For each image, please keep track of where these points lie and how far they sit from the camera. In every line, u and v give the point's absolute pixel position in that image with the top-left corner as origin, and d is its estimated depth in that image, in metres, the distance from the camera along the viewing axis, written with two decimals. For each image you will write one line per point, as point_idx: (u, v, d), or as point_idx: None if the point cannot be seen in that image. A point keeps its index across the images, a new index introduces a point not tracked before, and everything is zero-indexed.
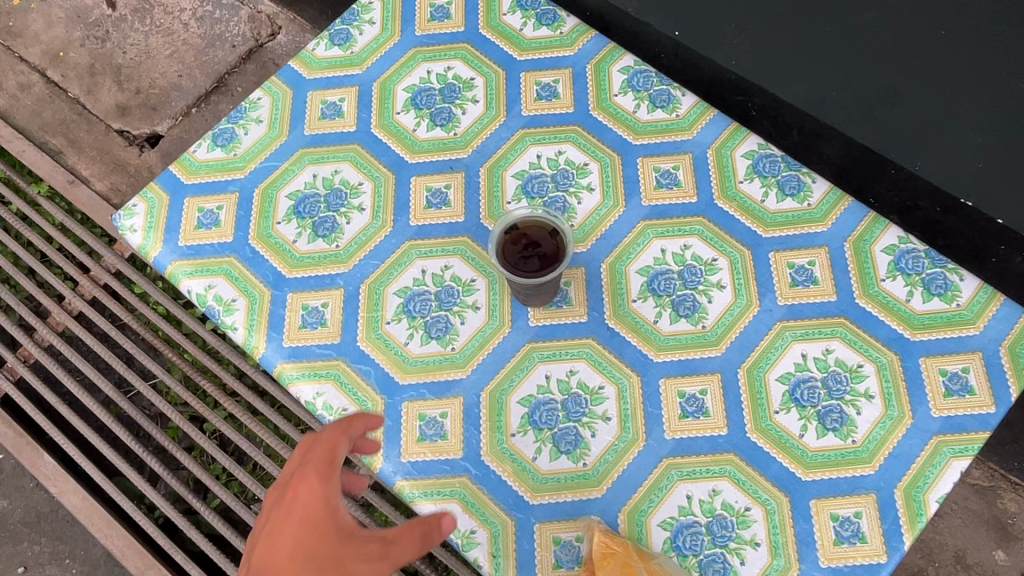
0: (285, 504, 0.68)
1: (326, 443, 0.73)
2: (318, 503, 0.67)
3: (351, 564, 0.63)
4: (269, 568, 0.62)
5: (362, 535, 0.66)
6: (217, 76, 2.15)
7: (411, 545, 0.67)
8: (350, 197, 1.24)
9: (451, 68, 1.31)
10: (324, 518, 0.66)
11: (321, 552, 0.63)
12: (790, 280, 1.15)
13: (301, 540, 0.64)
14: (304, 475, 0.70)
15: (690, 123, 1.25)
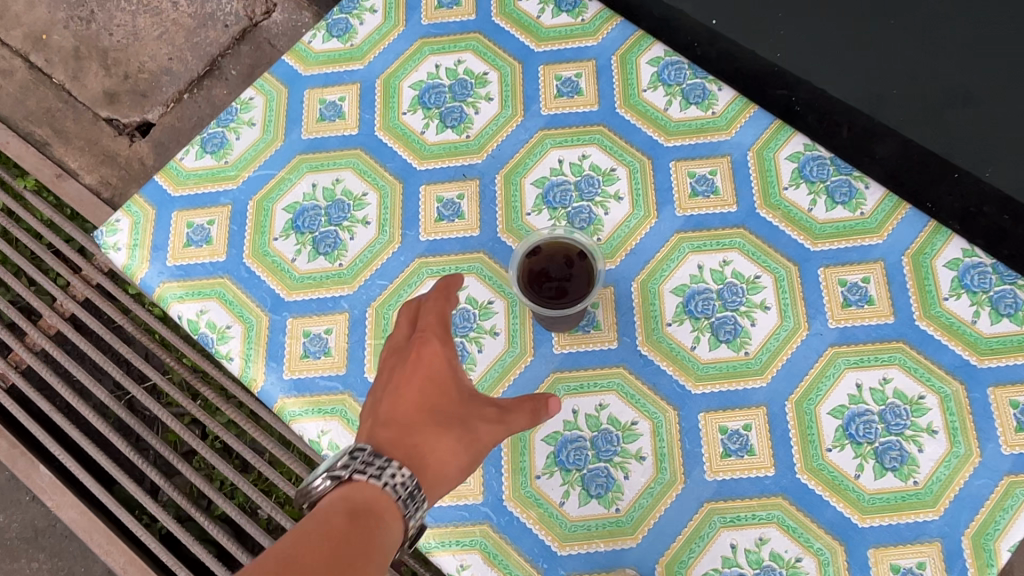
0: (410, 362, 0.78)
1: (436, 308, 0.81)
2: (439, 369, 0.78)
3: (474, 426, 0.76)
4: (402, 414, 0.74)
5: (478, 399, 0.78)
6: (208, 58, 2.01)
7: (524, 416, 0.78)
8: (353, 210, 1.13)
9: (462, 62, 1.19)
10: (445, 386, 0.77)
11: (445, 409, 0.75)
12: (841, 299, 1.03)
13: (429, 408, 0.75)
14: (425, 338, 0.79)
15: (728, 121, 1.12)
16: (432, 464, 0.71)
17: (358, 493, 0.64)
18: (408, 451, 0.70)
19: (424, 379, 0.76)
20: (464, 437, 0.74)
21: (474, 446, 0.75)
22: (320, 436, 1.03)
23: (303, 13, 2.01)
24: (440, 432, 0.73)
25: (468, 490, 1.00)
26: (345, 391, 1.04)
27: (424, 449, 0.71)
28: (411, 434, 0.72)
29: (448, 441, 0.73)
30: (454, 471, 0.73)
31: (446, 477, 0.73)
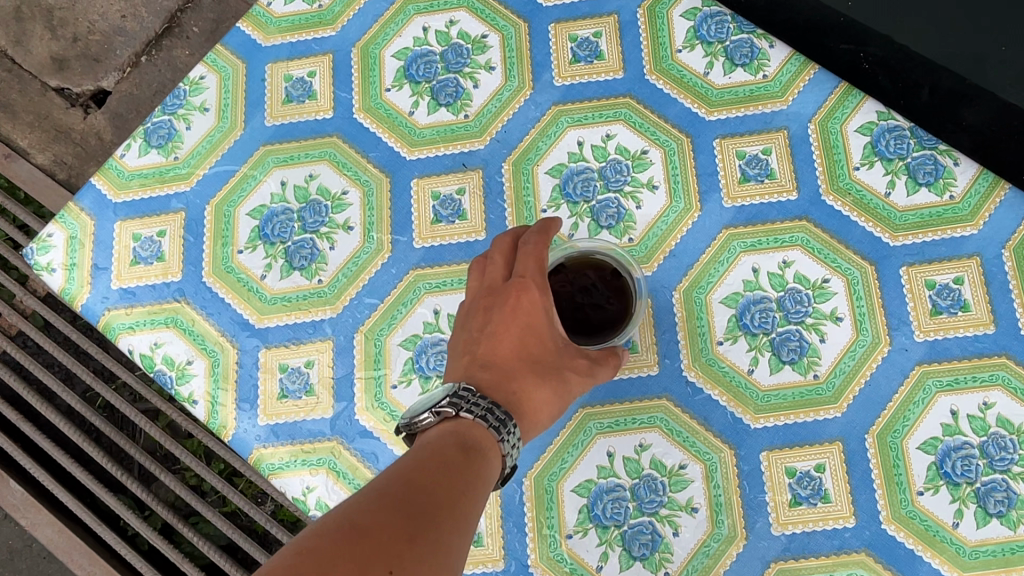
0: (508, 307, 0.71)
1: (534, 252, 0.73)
2: (538, 318, 0.71)
3: (568, 378, 0.71)
4: (497, 365, 0.70)
5: (574, 349, 0.73)
6: (165, 12, 1.64)
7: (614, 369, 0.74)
8: (332, 212, 0.93)
9: (455, 23, 0.98)
10: (542, 338, 0.71)
11: (542, 358, 0.71)
12: (930, 306, 0.85)
13: (527, 357, 0.70)
14: (523, 283, 0.71)
15: (783, 87, 0.92)
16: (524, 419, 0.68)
17: (464, 431, 0.62)
18: (507, 401, 0.67)
19: (520, 329, 0.71)
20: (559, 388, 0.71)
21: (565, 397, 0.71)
22: (305, 494, 0.86)
23: None
24: (536, 383, 0.69)
25: (487, 553, 0.85)
26: (334, 438, 0.87)
27: (523, 401, 0.68)
28: (510, 382, 0.68)
29: (545, 394, 0.69)
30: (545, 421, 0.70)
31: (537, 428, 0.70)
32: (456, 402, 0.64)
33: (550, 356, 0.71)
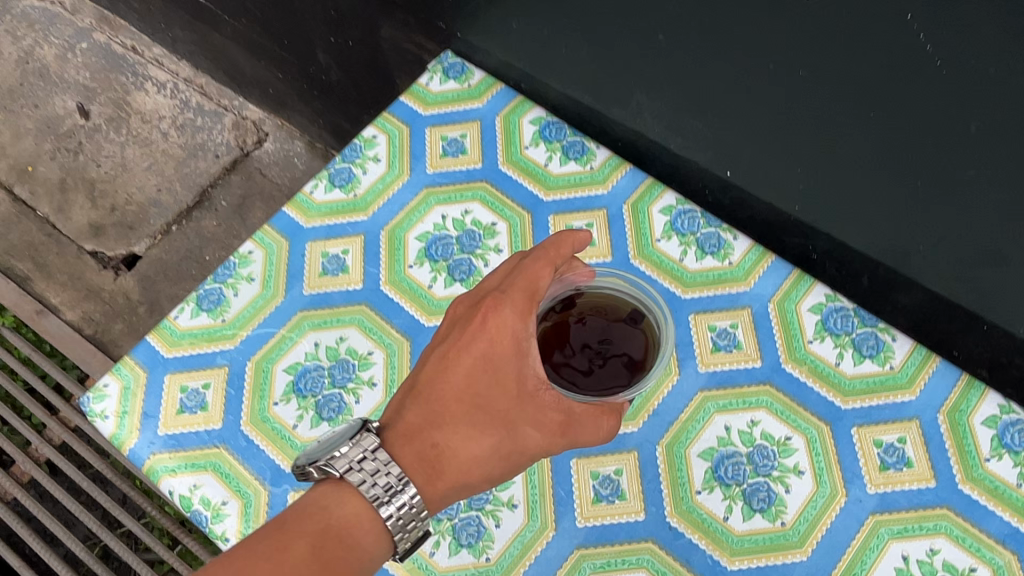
0: (479, 326, 0.82)
1: (526, 276, 0.82)
2: (501, 353, 0.81)
3: (521, 425, 0.80)
4: (440, 395, 0.81)
5: (540, 400, 0.80)
6: (199, 187, 2.02)
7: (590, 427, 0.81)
8: (358, 369, 1.07)
9: (469, 212, 1.16)
10: (501, 377, 0.81)
11: (488, 396, 0.81)
12: (878, 462, 0.98)
13: (473, 397, 0.81)
14: (504, 303, 0.81)
15: (746, 272, 1.09)
16: (450, 469, 0.78)
17: (336, 506, 0.73)
18: (428, 453, 0.79)
19: (480, 360, 0.81)
20: (505, 440, 0.80)
21: (513, 448, 0.81)
22: None
23: (294, 141, 2.05)
24: (475, 428, 0.80)
25: None
26: None
27: (443, 454, 0.79)
28: (440, 419, 0.80)
29: (483, 441, 0.80)
30: (495, 472, 0.81)
31: (480, 474, 0.80)
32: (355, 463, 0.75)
33: (505, 398, 0.81)
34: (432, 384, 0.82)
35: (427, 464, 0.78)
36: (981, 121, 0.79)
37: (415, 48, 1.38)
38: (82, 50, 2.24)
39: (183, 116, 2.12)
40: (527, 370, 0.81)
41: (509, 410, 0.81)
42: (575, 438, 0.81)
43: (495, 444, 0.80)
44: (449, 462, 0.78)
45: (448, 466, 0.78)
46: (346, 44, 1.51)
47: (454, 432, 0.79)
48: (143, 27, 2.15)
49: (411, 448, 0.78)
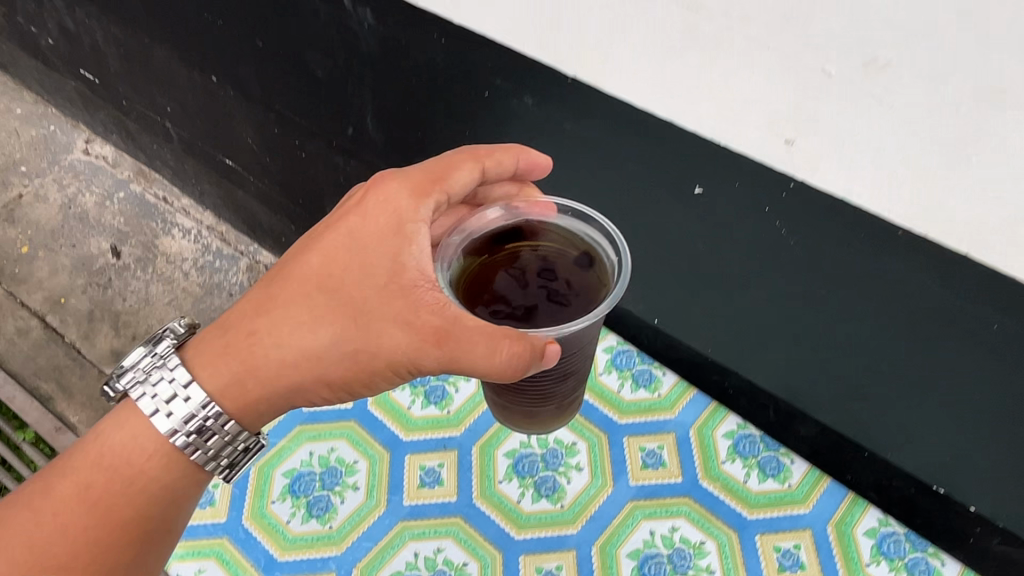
0: (369, 204, 0.90)
1: (438, 169, 0.92)
2: (370, 237, 0.88)
3: (367, 315, 0.85)
4: (303, 270, 0.89)
5: (394, 291, 0.84)
6: (213, 320, 2.27)
7: (482, 340, 0.77)
8: (345, 475, 1.26)
9: None
10: (362, 261, 0.87)
11: (342, 280, 0.87)
12: (777, 564, 1.15)
13: (326, 282, 0.88)
14: (402, 185, 0.90)
15: (672, 402, 1.33)
16: (273, 344, 0.89)
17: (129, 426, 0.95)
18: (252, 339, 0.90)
19: (345, 237, 0.89)
20: (346, 327, 0.86)
21: (353, 343, 0.86)
22: None
23: None
24: (321, 313, 0.87)
25: None
26: None
27: (266, 336, 0.89)
28: (283, 301, 0.89)
29: (321, 329, 0.87)
30: (333, 367, 0.88)
31: (323, 362, 0.88)
32: (153, 392, 0.93)
33: (354, 283, 0.86)
34: (297, 257, 0.91)
35: (252, 348, 0.90)
36: (827, 289, 1.05)
37: None
38: (121, 200, 2.55)
39: (203, 258, 2.40)
40: (395, 260, 0.86)
41: (354, 294, 0.86)
42: (456, 351, 0.79)
43: (333, 331, 0.86)
44: (287, 343, 0.88)
45: (285, 343, 0.88)
46: None
47: (293, 307, 0.88)
48: (175, 181, 2.47)
49: (241, 338, 0.91)
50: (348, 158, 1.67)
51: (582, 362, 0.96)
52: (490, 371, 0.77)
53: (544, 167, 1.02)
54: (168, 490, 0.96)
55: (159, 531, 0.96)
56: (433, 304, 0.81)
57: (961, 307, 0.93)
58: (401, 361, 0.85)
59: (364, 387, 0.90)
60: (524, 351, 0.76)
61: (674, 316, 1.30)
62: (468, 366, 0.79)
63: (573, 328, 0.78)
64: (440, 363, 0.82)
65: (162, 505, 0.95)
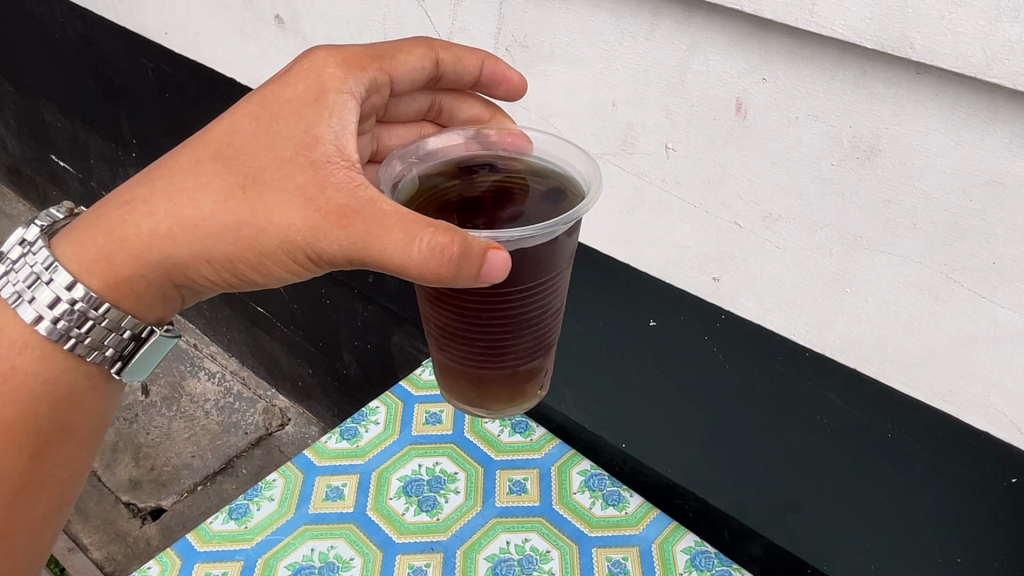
0: (290, 74, 0.85)
1: (385, 58, 0.94)
2: (284, 107, 0.82)
3: (257, 180, 0.78)
4: (204, 137, 0.84)
5: (291, 164, 0.77)
6: (229, 457, 2.44)
7: (394, 224, 0.70)
8: (341, 569, 1.28)
9: (439, 463, 1.50)
10: (269, 131, 0.80)
11: (240, 148, 0.81)
12: None
13: (224, 149, 0.81)
14: (331, 60, 0.86)
15: (637, 519, 1.38)
16: (156, 212, 0.83)
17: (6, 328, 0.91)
18: (138, 206, 0.85)
19: (259, 106, 0.83)
20: (231, 193, 0.78)
21: (237, 211, 0.78)
22: None
23: (311, 426, 2.54)
24: (208, 177, 0.80)
25: None
26: None
27: (151, 205, 0.84)
28: (174, 168, 0.83)
29: (204, 193, 0.80)
30: (215, 238, 0.80)
31: (202, 232, 0.81)
32: (16, 279, 0.90)
33: (255, 152, 0.79)
34: (210, 124, 0.85)
35: (126, 224, 0.86)
36: (759, 407, 1.25)
37: (414, 350, 1.88)
38: None
39: (224, 399, 2.64)
40: (309, 131, 0.80)
41: (252, 163, 0.79)
42: (366, 237, 0.71)
43: (216, 197, 0.79)
44: (169, 213, 0.82)
45: (167, 215, 0.83)
46: (366, 346, 2.04)
47: (180, 174, 0.82)
48: (207, 329, 2.79)
49: (128, 208, 0.86)
50: (365, 304, 1.93)
51: (544, 322, 0.89)
52: (403, 264, 0.69)
53: (517, 86, 1.05)
54: (54, 386, 0.93)
55: (62, 432, 0.95)
56: (344, 183, 0.75)
57: (861, 421, 1.12)
58: (297, 244, 0.76)
59: (247, 269, 0.82)
60: (453, 253, 0.68)
61: (638, 435, 1.45)
62: (377, 252, 0.71)
63: (514, 236, 0.72)
64: (343, 249, 0.73)
65: (52, 400, 0.93)
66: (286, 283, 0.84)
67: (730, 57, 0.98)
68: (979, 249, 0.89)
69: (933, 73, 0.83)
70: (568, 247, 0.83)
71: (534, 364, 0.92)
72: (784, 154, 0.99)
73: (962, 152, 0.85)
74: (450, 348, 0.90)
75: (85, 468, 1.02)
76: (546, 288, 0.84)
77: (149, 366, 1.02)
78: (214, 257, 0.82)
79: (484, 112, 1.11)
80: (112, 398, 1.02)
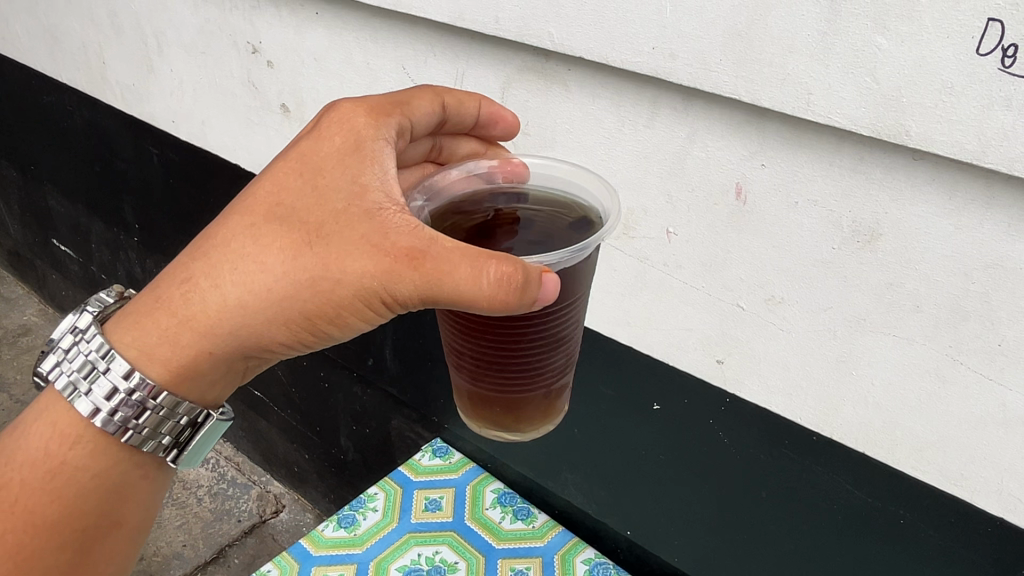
0: (319, 127, 0.84)
1: (401, 98, 0.93)
2: (325, 159, 0.81)
3: (321, 236, 0.77)
4: (249, 203, 0.82)
5: (350, 215, 0.77)
6: (221, 545, 2.37)
7: (462, 258, 0.71)
8: None
9: (439, 551, 1.43)
10: (317, 184, 0.80)
11: (293, 207, 0.80)
12: None
13: (276, 211, 0.80)
14: (358, 106, 0.86)
15: None
16: (218, 285, 0.82)
17: (63, 423, 0.94)
18: (198, 281, 0.83)
19: (297, 161, 0.82)
20: (299, 250, 0.78)
21: (310, 267, 0.77)
22: None
23: (306, 513, 2.49)
24: (270, 241, 0.79)
25: None
26: None
27: (211, 277, 0.82)
28: (228, 238, 0.81)
29: (270, 257, 0.79)
30: (291, 300, 0.79)
31: (275, 297, 0.79)
32: (71, 368, 0.93)
33: (309, 207, 0.79)
34: (248, 188, 0.84)
35: (190, 300, 0.84)
36: (767, 493, 1.22)
37: (413, 434, 1.85)
38: None
39: (217, 485, 2.59)
40: (355, 180, 0.79)
41: (309, 216, 0.78)
42: (440, 276, 0.71)
43: (285, 258, 0.78)
44: (233, 282, 0.81)
45: (235, 286, 0.81)
46: (364, 431, 2.02)
47: (238, 240, 0.81)
48: None
49: (186, 284, 0.84)
50: (365, 387, 1.92)
51: (572, 336, 0.89)
52: (476, 299, 0.70)
53: (511, 124, 1.08)
54: (104, 479, 0.95)
55: (106, 527, 0.97)
56: (404, 225, 0.75)
57: (872, 505, 1.10)
58: (374, 290, 0.76)
59: (322, 324, 0.81)
60: (520, 279, 0.69)
61: (645, 522, 1.42)
62: (451, 289, 0.71)
63: (559, 258, 0.74)
64: (418, 290, 0.74)
65: (100, 494, 0.94)
66: (360, 334, 0.84)
67: (729, 144, 1.00)
68: (983, 331, 0.89)
69: (928, 159, 0.84)
70: (592, 264, 0.84)
71: (563, 382, 0.92)
72: (785, 238, 1.00)
73: (961, 236, 0.86)
74: (481, 378, 0.88)
75: (127, 562, 1.03)
76: (577, 302, 0.85)
77: (200, 451, 1.04)
78: (288, 322, 0.81)
79: (477, 147, 1.11)
80: (159, 491, 1.03)
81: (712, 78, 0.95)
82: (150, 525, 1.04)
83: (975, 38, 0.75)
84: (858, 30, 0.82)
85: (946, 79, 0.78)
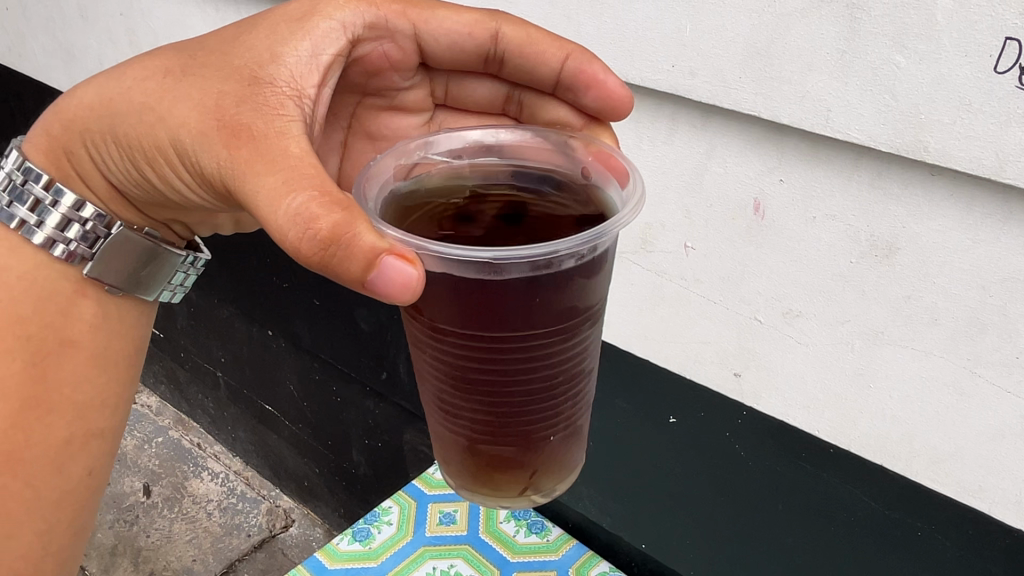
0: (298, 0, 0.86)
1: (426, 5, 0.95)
2: (266, 23, 0.82)
3: (181, 76, 0.78)
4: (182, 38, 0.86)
5: (228, 71, 0.76)
6: (231, 560, 2.37)
7: (288, 163, 0.67)
8: None
9: (454, 565, 1.43)
10: (237, 39, 0.80)
11: (195, 46, 0.81)
12: None
13: (188, 43, 0.83)
14: None
15: None
16: (93, 86, 0.86)
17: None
18: (85, 86, 0.88)
19: (251, 21, 0.83)
20: (157, 77, 0.79)
21: (152, 95, 0.79)
22: None
23: (315, 528, 2.49)
24: (154, 61, 0.82)
25: None
26: None
27: (93, 82, 0.87)
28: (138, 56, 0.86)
29: (136, 72, 0.82)
30: (122, 114, 0.82)
31: (112, 108, 0.83)
32: None
33: (210, 51, 0.79)
34: None
35: (77, 100, 0.89)
36: (784, 506, 1.23)
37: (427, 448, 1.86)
38: (159, 444, 2.78)
39: (226, 499, 2.59)
40: (270, 49, 0.79)
41: (200, 56, 0.79)
42: (245, 168, 0.69)
43: (143, 79, 0.80)
44: (100, 88, 0.85)
45: (97, 90, 0.85)
46: (376, 444, 2.03)
47: (134, 57, 0.85)
48: (211, 428, 2.76)
49: (78, 95, 0.89)
50: (377, 401, 1.93)
51: (520, 397, 0.78)
52: (268, 214, 0.66)
53: (615, 93, 0.93)
54: (35, 284, 0.97)
55: (56, 344, 0.99)
56: (266, 105, 0.73)
57: (887, 516, 1.11)
58: (184, 144, 0.75)
59: (143, 157, 0.83)
60: (318, 230, 0.63)
61: (663, 537, 1.38)
62: (249, 187, 0.68)
63: (433, 249, 0.64)
64: (219, 168, 0.72)
65: (36, 301, 0.97)
66: (176, 190, 0.84)
67: (747, 160, 1.01)
68: (1002, 343, 0.90)
69: (947, 174, 0.86)
70: (550, 310, 0.71)
71: (505, 453, 0.81)
72: (802, 253, 1.01)
73: (979, 249, 0.87)
74: (424, 388, 0.85)
75: (98, 392, 1.06)
76: (509, 355, 0.73)
77: (136, 272, 1.03)
78: (127, 142, 0.83)
79: (574, 119, 1.00)
80: (116, 317, 1.05)
81: (731, 95, 0.97)
82: (116, 351, 1.06)
83: (993, 56, 0.77)
84: (876, 49, 0.84)
85: (964, 96, 0.80)
